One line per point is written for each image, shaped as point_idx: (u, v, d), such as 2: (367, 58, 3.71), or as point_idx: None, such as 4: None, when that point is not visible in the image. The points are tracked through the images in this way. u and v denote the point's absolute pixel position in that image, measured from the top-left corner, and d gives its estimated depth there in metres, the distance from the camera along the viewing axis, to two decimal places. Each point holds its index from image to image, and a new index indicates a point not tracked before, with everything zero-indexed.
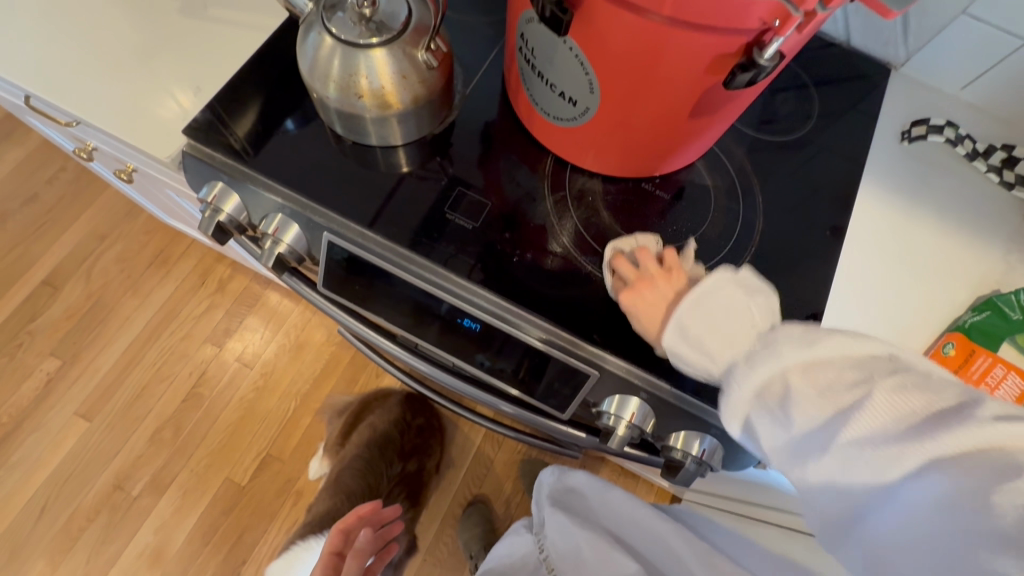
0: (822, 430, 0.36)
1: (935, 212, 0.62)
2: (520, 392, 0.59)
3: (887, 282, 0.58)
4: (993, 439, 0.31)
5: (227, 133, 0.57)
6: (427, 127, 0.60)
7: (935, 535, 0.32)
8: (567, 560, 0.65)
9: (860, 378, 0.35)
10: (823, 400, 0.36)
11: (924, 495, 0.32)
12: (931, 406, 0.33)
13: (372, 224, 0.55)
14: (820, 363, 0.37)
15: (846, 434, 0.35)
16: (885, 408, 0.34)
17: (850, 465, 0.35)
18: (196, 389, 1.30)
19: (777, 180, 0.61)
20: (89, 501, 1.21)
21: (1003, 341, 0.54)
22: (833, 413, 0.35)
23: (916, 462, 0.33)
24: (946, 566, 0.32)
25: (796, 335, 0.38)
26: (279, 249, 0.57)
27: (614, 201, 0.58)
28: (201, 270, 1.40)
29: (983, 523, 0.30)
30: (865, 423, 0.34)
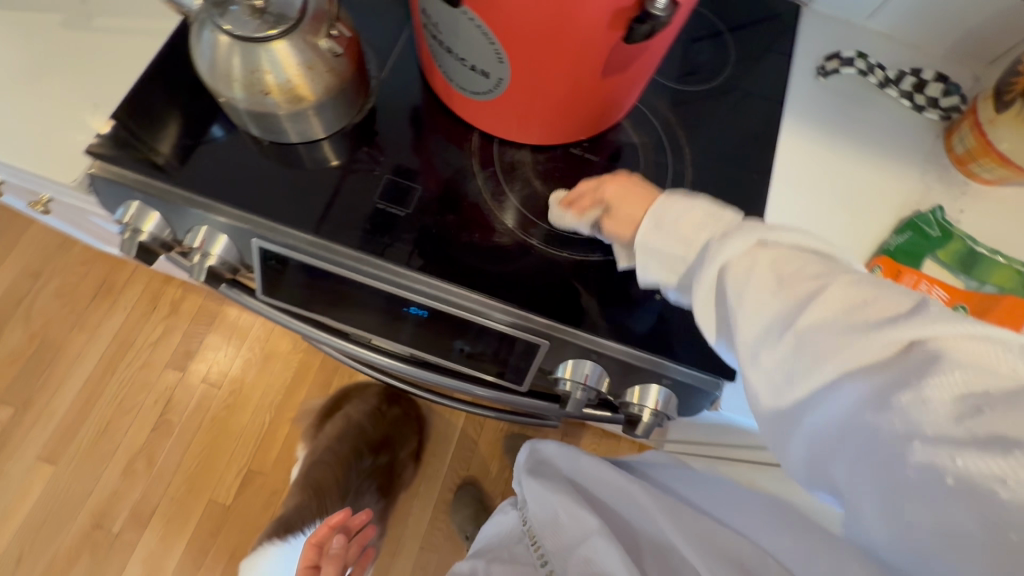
0: (781, 320, 0.38)
1: (855, 143, 0.64)
2: (478, 370, 0.60)
3: (816, 220, 0.60)
4: (937, 329, 0.33)
5: (149, 151, 0.54)
6: (347, 117, 0.58)
7: (867, 411, 0.35)
8: (544, 527, 0.68)
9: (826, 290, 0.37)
10: (780, 307, 0.38)
11: (862, 379, 0.35)
12: (872, 311, 0.36)
13: (316, 228, 0.53)
14: (782, 255, 0.39)
15: (806, 332, 0.37)
16: (840, 303, 0.36)
17: (800, 350, 0.37)
18: (164, 417, 1.27)
19: (703, 131, 0.62)
20: (68, 546, 1.18)
21: (925, 257, 0.57)
22: (799, 324, 0.37)
23: (867, 362, 0.35)
24: (877, 445, 0.35)
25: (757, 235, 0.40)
26: (210, 261, 0.56)
27: (545, 170, 0.58)
28: (150, 295, 1.34)
29: (911, 395, 0.33)
30: (815, 324, 0.36)
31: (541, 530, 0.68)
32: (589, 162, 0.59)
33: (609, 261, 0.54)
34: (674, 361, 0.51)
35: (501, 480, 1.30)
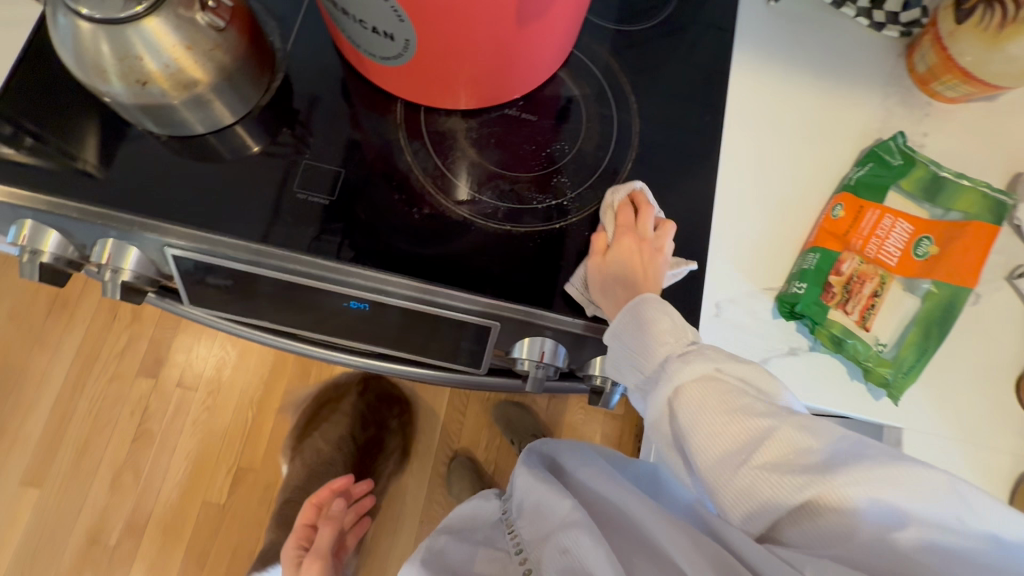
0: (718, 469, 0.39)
1: (811, 70, 0.59)
2: (428, 357, 0.58)
3: (774, 160, 0.56)
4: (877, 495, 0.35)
5: (70, 158, 0.50)
6: (254, 97, 0.52)
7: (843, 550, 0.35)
8: (524, 518, 0.62)
9: (736, 392, 0.40)
10: (700, 432, 0.40)
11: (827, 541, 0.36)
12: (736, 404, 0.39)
13: (265, 237, 0.49)
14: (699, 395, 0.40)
15: (718, 456, 0.39)
16: (756, 436, 0.38)
17: (747, 499, 0.38)
18: (143, 427, 1.25)
19: (648, 74, 0.57)
20: (68, 565, 1.18)
21: (887, 189, 0.54)
22: (717, 439, 0.39)
23: (768, 462, 0.37)
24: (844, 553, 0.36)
25: (633, 341, 0.44)
26: (124, 277, 0.51)
27: (479, 135, 0.53)
28: (107, 305, 1.29)
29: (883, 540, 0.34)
30: (721, 444, 0.39)
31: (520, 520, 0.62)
32: (527, 123, 0.54)
33: (557, 230, 0.51)
34: None
35: (494, 449, 1.30)
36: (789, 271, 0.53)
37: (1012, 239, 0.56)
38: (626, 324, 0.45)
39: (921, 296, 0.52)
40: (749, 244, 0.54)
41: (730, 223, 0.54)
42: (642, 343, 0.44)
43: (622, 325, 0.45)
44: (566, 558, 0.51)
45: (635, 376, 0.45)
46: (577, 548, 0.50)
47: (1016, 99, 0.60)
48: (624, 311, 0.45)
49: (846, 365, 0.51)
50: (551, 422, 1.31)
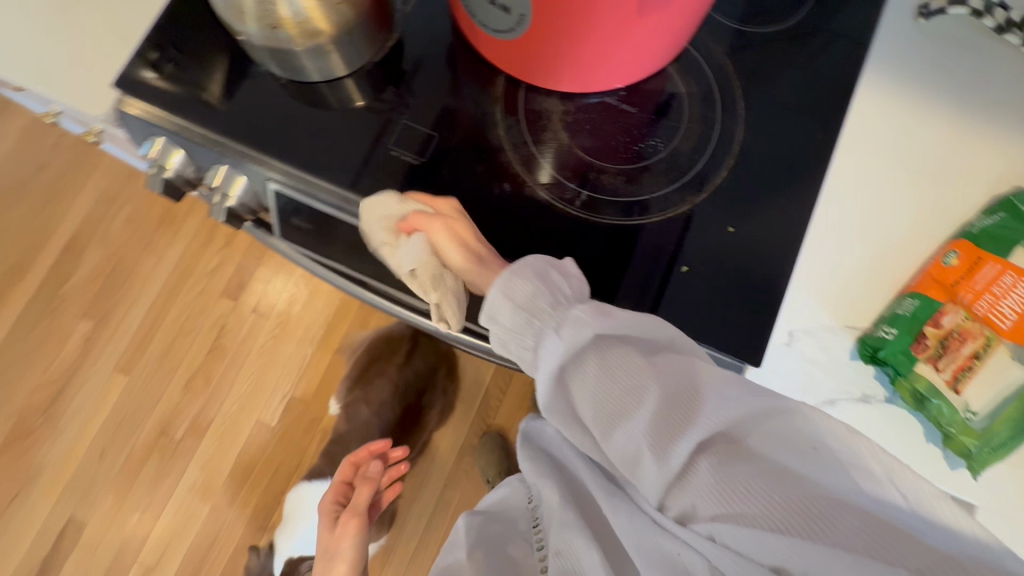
0: (612, 433, 0.38)
1: (952, 101, 0.54)
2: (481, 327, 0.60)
3: (888, 193, 0.52)
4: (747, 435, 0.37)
5: (200, 87, 0.54)
6: (368, 54, 0.55)
7: (731, 499, 0.36)
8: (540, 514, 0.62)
9: (617, 349, 0.39)
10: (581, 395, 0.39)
11: (718, 488, 0.36)
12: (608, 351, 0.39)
13: (357, 187, 0.52)
14: (588, 359, 0.39)
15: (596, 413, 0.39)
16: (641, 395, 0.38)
17: (637, 454, 0.38)
18: (219, 341, 1.37)
19: (763, 81, 0.54)
20: (140, 446, 1.33)
21: (1017, 245, 0.49)
22: (600, 393, 0.39)
23: (649, 408, 0.37)
24: (736, 502, 0.36)
25: (513, 317, 0.41)
26: (229, 203, 0.56)
27: (574, 120, 0.53)
28: (208, 227, 1.42)
29: (763, 480, 0.35)
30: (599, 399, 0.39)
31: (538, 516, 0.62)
32: (625, 114, 0.53)
33: (636, 227, 0.50)
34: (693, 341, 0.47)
35: None
36: (880, 313, 0.49)
37: None
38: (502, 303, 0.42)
39: None
40: (840, 278, 0.50)
41: (822, 251, 0.50)
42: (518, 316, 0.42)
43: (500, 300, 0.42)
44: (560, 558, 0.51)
45: (522, 353, 0.42)
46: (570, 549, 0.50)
47: None
48: (497, 289, 0.41)
49: (925, 427, 0.47)
50: None
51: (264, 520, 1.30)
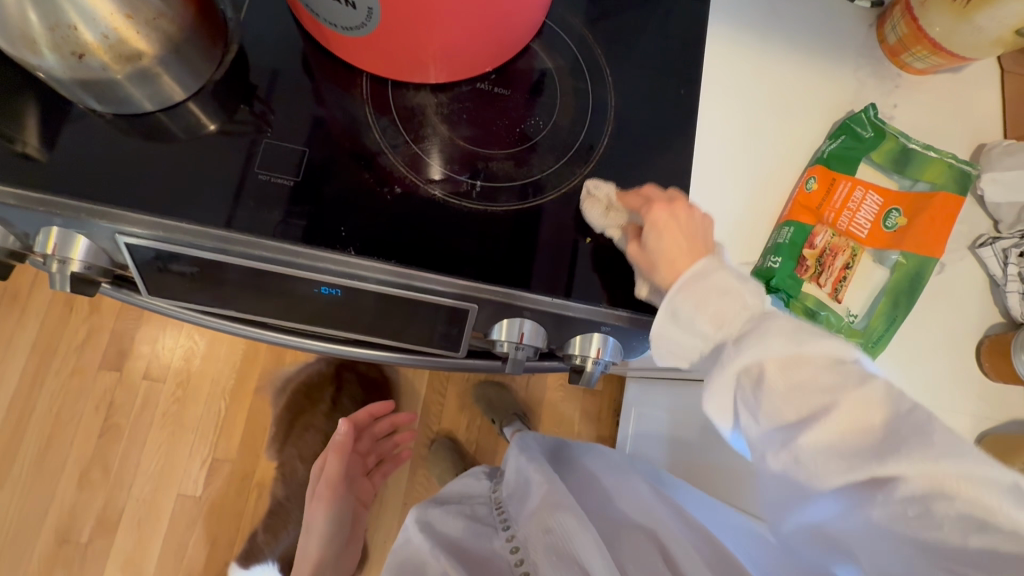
0: (786, 432, 0.37)
1: (784, 41, 0.59)
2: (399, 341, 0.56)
3: (749, 135, 0.56)
4: (939, 459, 0.33)
5: (8, 146, 0.46)
6: (205, 72, 0.49)
7: (869, 526, 0.36)
8: (513, 497, 0.67)
9: (824, 369, 0.37)
10: (827, 471, 0.36)
11: (846, 504, 0.37)
12: (869, 427, 0.35)
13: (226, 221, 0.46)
14: (801, 361, 0.37)
15: (785, 428, 0.37)
16: (849, 421, 0.35)
17: (801, 465, 0.37)
18: (110, 421, 1.20)
19: (624, 47, 0.55)
20: (38, 564, 1.14)
21: (859, 162, 0.55)
22: (796, 396, 0.37)
23: (842, 432, 0.35)
24: (864, 526, 0.37)
25: (771, 374, 0.37)
26: (73, 268, 0.47)
27: (451, 110, 0.51)
28: (64, 296, 1.22)
29: (929, 523, 0.34)
30: (798, 432, 0.36)
31: (508, 499, 0.67)
32: (501, 96, 0.52)
33: (535, 208, 0.50)
34: (609, 307, 0.48)
35: (475, 428, 1.31)
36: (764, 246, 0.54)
37: (976, 209, 0.58)
38: (688, 296, 0.41)
39: (891, 267, 0.53)
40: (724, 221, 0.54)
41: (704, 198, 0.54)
42: (725, 307, 0.40)
43: (683, 294, 0.41)
44: (552, 536, 0.56)
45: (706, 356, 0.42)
46: (564, 527, 0.55)
47: (983, 69, 0.61)
48: (701, 284, 0.41)
49: None
50: (530, 400, 1.32)
51: None
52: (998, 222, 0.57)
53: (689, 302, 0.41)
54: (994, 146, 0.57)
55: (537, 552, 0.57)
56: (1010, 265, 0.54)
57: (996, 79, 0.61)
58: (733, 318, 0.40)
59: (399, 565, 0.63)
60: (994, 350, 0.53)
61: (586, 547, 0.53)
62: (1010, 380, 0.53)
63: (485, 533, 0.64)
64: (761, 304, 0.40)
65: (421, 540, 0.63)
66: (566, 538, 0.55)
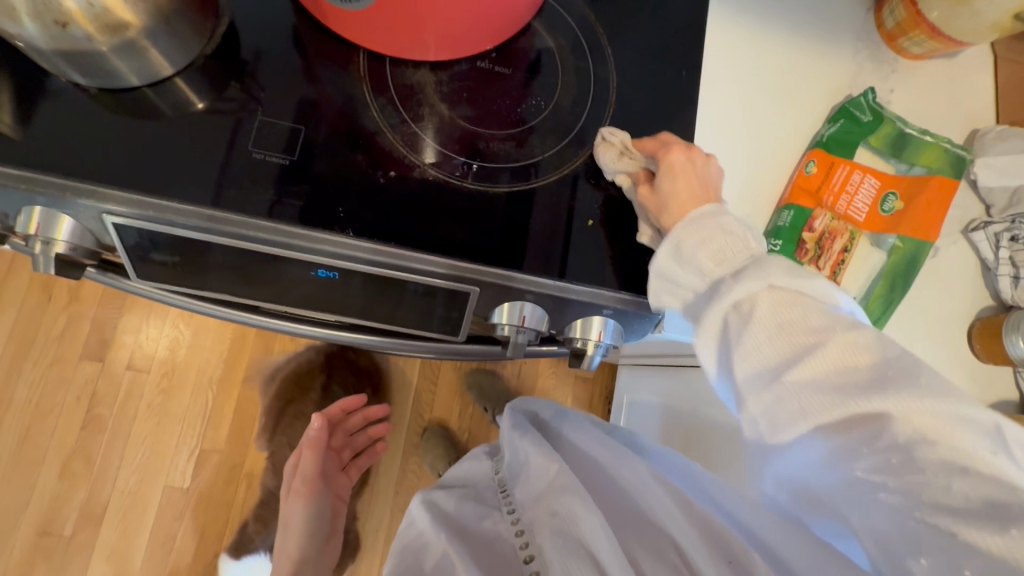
0: (768, 368, 0.37)
1: (785, 24, 0.59)
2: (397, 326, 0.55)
3: (748, 118, 0.56)
4: (914, 399, 0.33)
5: None
6: (194, 46, 0.47)
7: (845, 469, 0.35)
8: (515, 478, 0.67)
9: (812, 312, 0.37)
10: (811, 403, 0.35)
11: (821, 440, 0.36)
12: (857, 367, 0.35)
13: (218, 200, 0.44)
14: (792, 301, 0.38)
15: (769, 365, 0.37)
16: (833, 361, 0.35)
17: (781, 401, 0.36)
18: (92, 411, 1.17)
19: (626, 27, 0.55)
20: (20, 557, 1.11)
21: (857, 146, 0.55)
22: (783, 334, 0.37)
23: (822, 371, 0.35)
24: (847, 482, 0.36)
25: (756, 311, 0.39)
26: (57, 249, 0.45)
27: (450, 89, 0.50)
28: (42, 283, 1.18)
29: (909, 461, 0.33)
30: (783, 367, 0.36)
31: (511, 481, 0.68)
32: (501, 75, 0.51)
33: (536, 189, 0.49)
34: (612, 290, 0.48)
35: (466, 417, 1.30)
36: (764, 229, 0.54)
37: (969, 193, 0.59)
38: (692, 232, 0.42)
39: (887, 251, 0.53)
40: (723, 205, 0.54)
41: None
42: (728, 248, 0.41)
43: (686, 232, 0.42)
44: (556, 520, 0.56)
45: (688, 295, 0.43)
46: (568, 509, 0.55)
47: (978, 55, 0.61)
48: (702, 228, 0.41)
49: None
50: (522, 388, 1.32)
51: None
52: (990, 207, 0.58)
53: (688, 236, 0.42)
54: (988, 131, 0.58)
55: (541, 535, 0.57)
56: (1002, 249, 0.55)
57: (990, 65, 0.61)
58: (734, 263, 0.40)
59: (404, 547, 0.66)
60: (985, 332, 0.54)
61: (590, 530, 0.52)
62: (999, 361, 0.54)
63: (489, 515, 0.65)
64: (763, 248, 0.41)
65: (423, 520, 0.65)
66: (572, 520, 0.54)
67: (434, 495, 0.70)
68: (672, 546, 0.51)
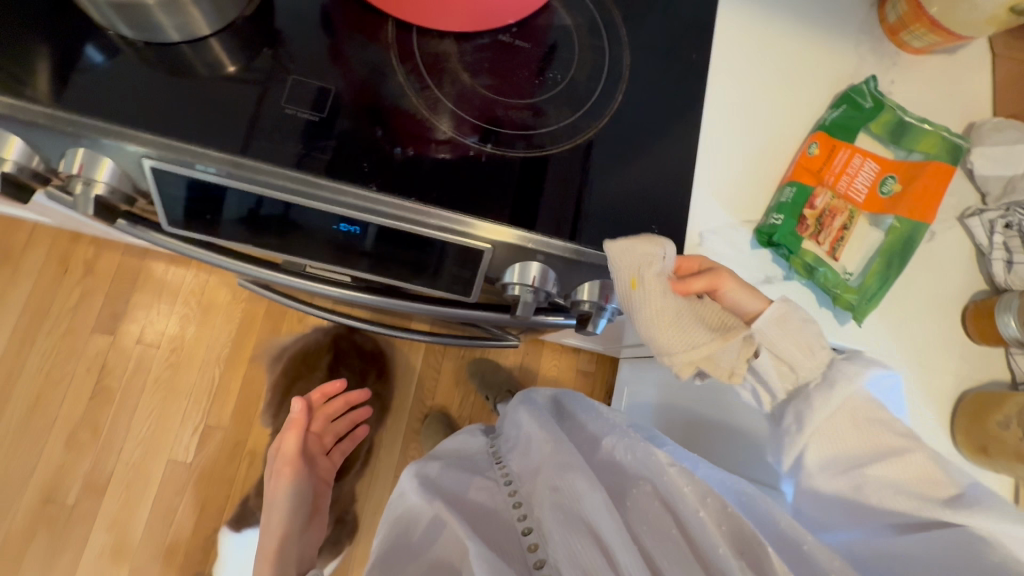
0: (844, 463, 0.49)
1: (791, 16, 0.62)
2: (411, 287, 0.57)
3: (754, 103, 0.59)
4: (968, 505, 0.44)
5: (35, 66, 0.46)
6: (233, 10, 0.50)
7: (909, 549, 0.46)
8: (515, 453, 0.69)
9: (878, 421, 0.49)
10: (891, 507, 0.47)
11: (889, 522, 0.48)
12: (937, 488, 0.46)
13: (251, 151, 0.47)
14: (865, 410, 0.49)
15: (842, 459, 0.49)
16: (902, 464, 0.47)
17: (852, 485, 0.48)
18: (101, 383, 1.19)
19: (639, 11, 0.57)
20: (23, 524, 1.13)
21: (858, 131, 0.58)
22: (856, 440, 0.49)
23: (888, 468, 0.47)
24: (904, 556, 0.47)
25: (833, 431, 0.49)
26: (97, 191, 0.48)
27: (472, 61, 0.53)
28: (59, 255, 1.21)
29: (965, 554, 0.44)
30: (861, 463, 0.48)
31: (510, 456, 0.69)
32: (520, 50, 0.54)
33: (549, 156, 0.52)
34: None
35: (468, 405, 1.32)
36: (767, 206, 0.56)
37: (965, 182, 0.61)
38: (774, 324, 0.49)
39: (885, 231, 0.56)
40: (725, 182, 0.56)
41: (709, 159, 0.56)
42: (787, 352, 0.49)
43: (659, 270, 0.45)
44: (556, 494, 0.56)
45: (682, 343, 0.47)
46: (570, 485, 0.56)
47: (976, 53, 0.64)
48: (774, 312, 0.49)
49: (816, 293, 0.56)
50: (525, 379, 1.33)
51: (198, 566, 1.16)
52: (985, 195, 0.60)
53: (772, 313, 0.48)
54: (984, 122, 0.60)
55: (541, 508, 0.57)
56: (995, 234, 0.58)
57: (987, 63, 0.64)
58: (796, 371, 0.49)
59: (397, 518, 0.67)
60: (978, 313, 0.56)
61: (593, 507, 0.53)
62: (993, 342, 0.56)
63: (485, 487, 0.66)
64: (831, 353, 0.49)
65: (417, 492, 0.65)
66: (575, 497, 0.55)
67: (429, 467, 0.71)
68: (677, 530, 0.51)
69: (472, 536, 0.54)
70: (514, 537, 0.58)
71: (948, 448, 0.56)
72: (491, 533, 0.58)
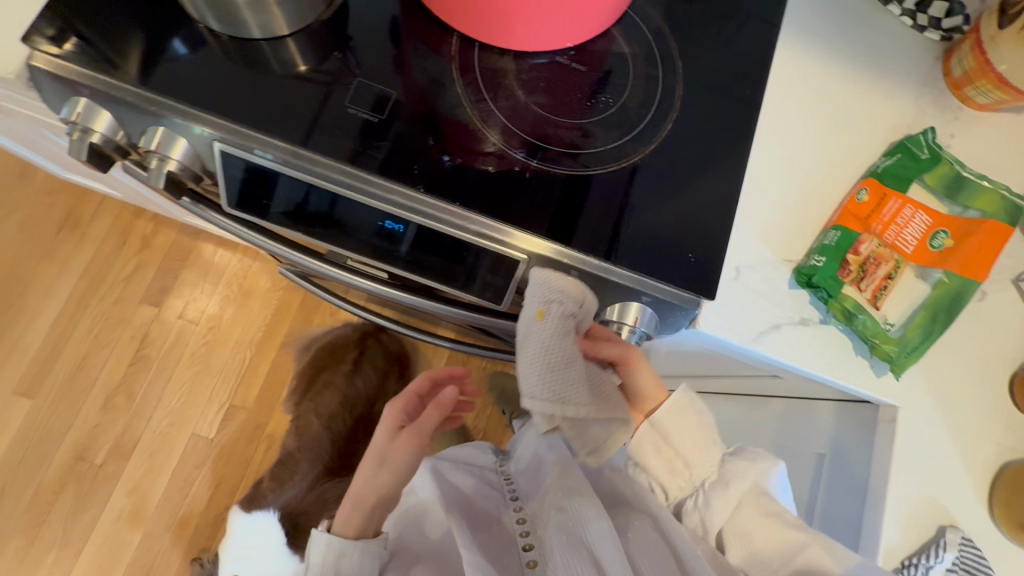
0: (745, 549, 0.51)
1: (851, 63, 0.62)
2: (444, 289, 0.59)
3: (805, 144, 0.58)
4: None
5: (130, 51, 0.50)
6: (312, 15, 0.54)
7: None
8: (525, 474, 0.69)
9: (772, 512, 0.51)
10: None
11: None
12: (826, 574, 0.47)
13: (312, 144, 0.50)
14: (766, 504, 0.52)
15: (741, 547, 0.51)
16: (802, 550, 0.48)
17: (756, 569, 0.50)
18: (141, 352, 1.26)
19: (697, 44, 0.58)
20: (52, 477, 1.18)
21: (911, 181, 0.57)
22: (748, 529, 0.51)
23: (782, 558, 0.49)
24: None
25: (733, 523, 0.52)
26: (170, 167, 0.52)
27: (528, 80, 0.55)
28: (121, 228, 1.29)
29: None
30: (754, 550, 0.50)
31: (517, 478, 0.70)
32: (576, 73, 0.56)
33: (592, 177, 0.53)
34: (652, 278, 0.50)
35: (484, 417, 1.32)
36: (810, 246, 0.55)
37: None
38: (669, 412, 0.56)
39: (932, 284, 0.54)
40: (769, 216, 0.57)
41: (754, 193, 0.57)
42: (685, 448, 0.55)
43: (566, 315, 0.48)
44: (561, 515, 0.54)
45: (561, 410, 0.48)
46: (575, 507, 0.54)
47: None
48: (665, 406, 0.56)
49: (853, 340, 0.54)
50: None
51: (206, 542, 1.19)
52: None
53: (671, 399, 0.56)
54: None
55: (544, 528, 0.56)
56: None
57: None
58: (690, 468, 0.55)
59: (405, 515, 0.70)
60: None
61: (597, 533, 0.51)
62: None
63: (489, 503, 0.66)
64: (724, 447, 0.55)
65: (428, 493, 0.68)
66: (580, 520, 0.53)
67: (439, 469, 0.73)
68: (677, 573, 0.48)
69: (468, 544, 0.54)
70: (514, 553, 0.58)
71: (983, 522, 0.52)
72: (489, 545, 0.57)
